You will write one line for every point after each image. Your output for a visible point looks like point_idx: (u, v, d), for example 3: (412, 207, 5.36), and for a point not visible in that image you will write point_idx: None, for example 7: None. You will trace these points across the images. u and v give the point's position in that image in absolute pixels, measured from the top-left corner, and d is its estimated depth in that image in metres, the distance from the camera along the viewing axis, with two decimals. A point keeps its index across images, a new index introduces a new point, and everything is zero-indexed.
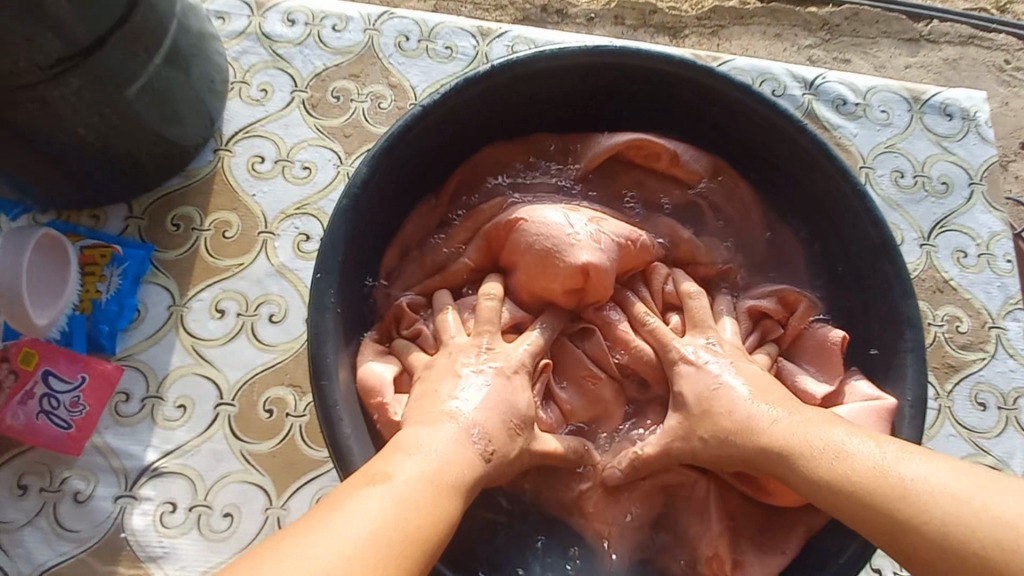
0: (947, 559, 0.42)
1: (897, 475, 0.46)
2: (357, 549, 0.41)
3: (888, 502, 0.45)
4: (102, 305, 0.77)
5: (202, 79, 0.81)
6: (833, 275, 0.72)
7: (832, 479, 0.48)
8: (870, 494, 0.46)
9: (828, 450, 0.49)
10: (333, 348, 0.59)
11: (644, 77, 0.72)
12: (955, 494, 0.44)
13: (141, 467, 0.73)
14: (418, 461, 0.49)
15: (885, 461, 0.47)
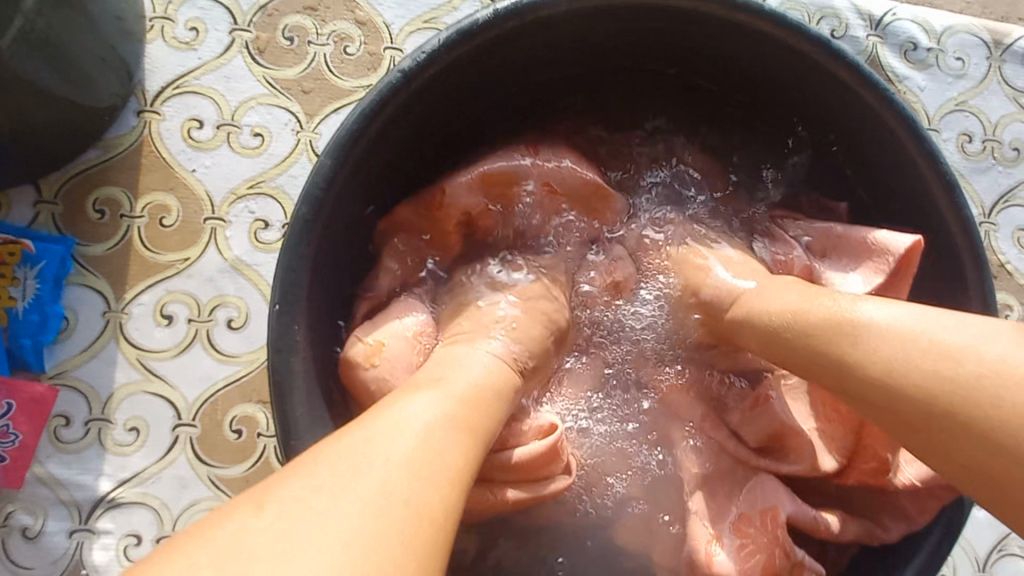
0: (894, 399, 0.37)
1: (851, 321, 0.40)
2: (417, 446, 0.36)
3: (836, 347, 0.40)
4: (20, 316, 0.64)
5: (103, 16, 0.61)
6: None
7: (797, 336, 0.43)
8: (822, 342, 0.41)
9: (793, 314, 0.44)
10: (301, 399, 0.48)
11: (691, 21, 0.55)
12: (905, 331, 0.38)
13: (95, 499, 0.64)
14: (460, 371, 0.45)
15: (842, 310, 0.41)
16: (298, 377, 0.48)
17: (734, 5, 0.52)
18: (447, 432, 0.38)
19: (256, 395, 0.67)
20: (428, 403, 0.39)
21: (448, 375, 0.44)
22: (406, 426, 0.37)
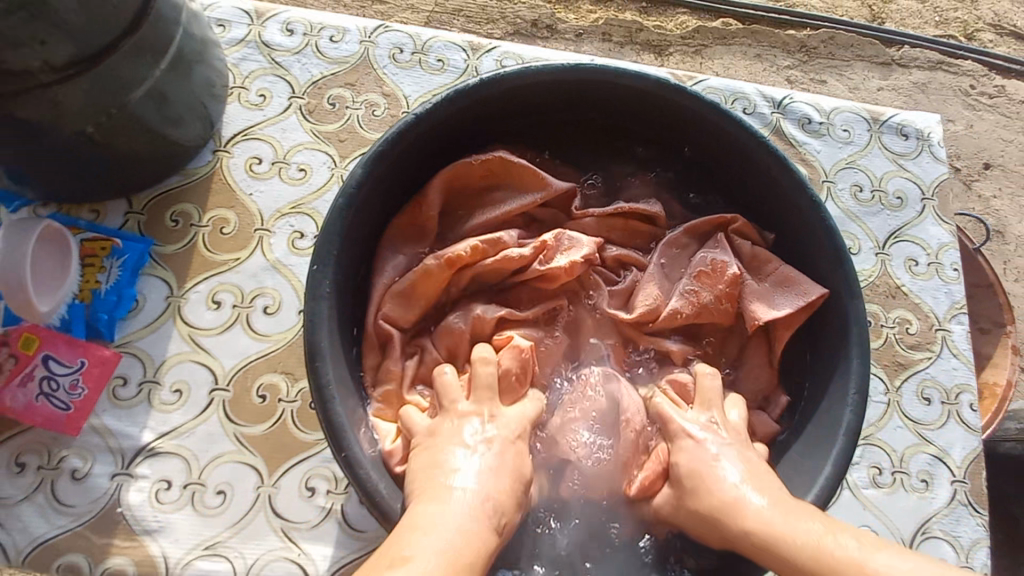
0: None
1: (871, 568, 0.50)
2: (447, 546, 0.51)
3: (839, 563, 0.51)
4: (102, 295, 0.81)
5: (202, 83, 0.86)
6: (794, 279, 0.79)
7: (806, 549, 0.53)
8: (827, 555, 0.52)
9: (808, 548, 0.54)
10: (325, 333, 0.64)
11: (620, 92, 0.78)
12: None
13: (137, 447, 0.77)
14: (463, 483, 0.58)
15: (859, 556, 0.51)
16: (325, 317, 0.64)
17: (648, 80, 0.77)
18: (463, 541, 0.52)
19: (280, 367, 0.82)
20: (445, 519, 0.54)
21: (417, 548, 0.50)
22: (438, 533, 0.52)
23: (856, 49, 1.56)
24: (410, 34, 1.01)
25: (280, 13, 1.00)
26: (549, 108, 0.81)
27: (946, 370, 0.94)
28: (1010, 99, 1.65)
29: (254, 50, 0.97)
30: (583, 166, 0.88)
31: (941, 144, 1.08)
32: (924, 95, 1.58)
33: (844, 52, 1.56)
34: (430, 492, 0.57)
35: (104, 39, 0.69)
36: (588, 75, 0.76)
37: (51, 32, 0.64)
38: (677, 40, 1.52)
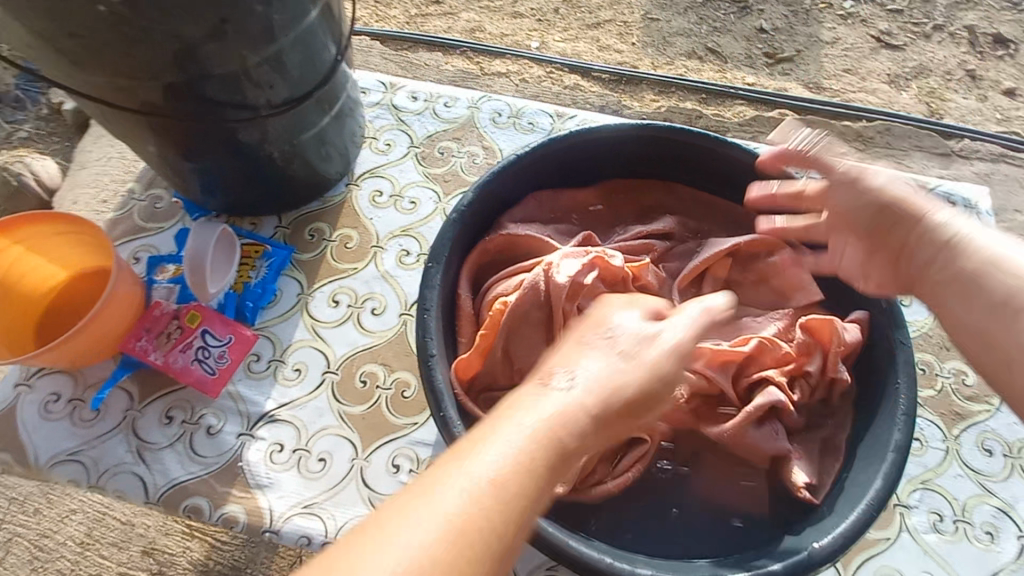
0: None
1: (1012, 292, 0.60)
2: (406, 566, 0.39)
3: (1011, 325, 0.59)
4: (251, 287, 1.00)
5: (349, 130, 1.09)
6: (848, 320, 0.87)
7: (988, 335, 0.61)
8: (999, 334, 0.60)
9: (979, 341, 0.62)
10: (433, 315, 0.78)
11: (677, 148, 0.95)
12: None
13: (260, 413, 0.91)
14: (457, 482, 0.43)
15: (981, 271, 0.63)
16: (433, 302, 0.78)
17: (702, 138, 0.93)
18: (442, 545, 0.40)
19: (380, 358, 0.97)
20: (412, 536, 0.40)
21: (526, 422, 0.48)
22: (410, 543, 0.40)
23: (913, 140, 1.78)
24: (508, 103, 1.24)
25: (408, 84, 1.25)
26: (617, 160, 0.99)
27: (1007, 425, 0.94)
28: None
29: (386, 110, 1.22)
30: (647, 205, 1.01)
31: (989, 213, 1.15)
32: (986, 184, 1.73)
33: (902, 142, 1.79)
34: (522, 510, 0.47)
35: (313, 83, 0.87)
36: (650, 132, 0.94)
37: (276, 78, 0.82)
38: (735, 127, 1.79)
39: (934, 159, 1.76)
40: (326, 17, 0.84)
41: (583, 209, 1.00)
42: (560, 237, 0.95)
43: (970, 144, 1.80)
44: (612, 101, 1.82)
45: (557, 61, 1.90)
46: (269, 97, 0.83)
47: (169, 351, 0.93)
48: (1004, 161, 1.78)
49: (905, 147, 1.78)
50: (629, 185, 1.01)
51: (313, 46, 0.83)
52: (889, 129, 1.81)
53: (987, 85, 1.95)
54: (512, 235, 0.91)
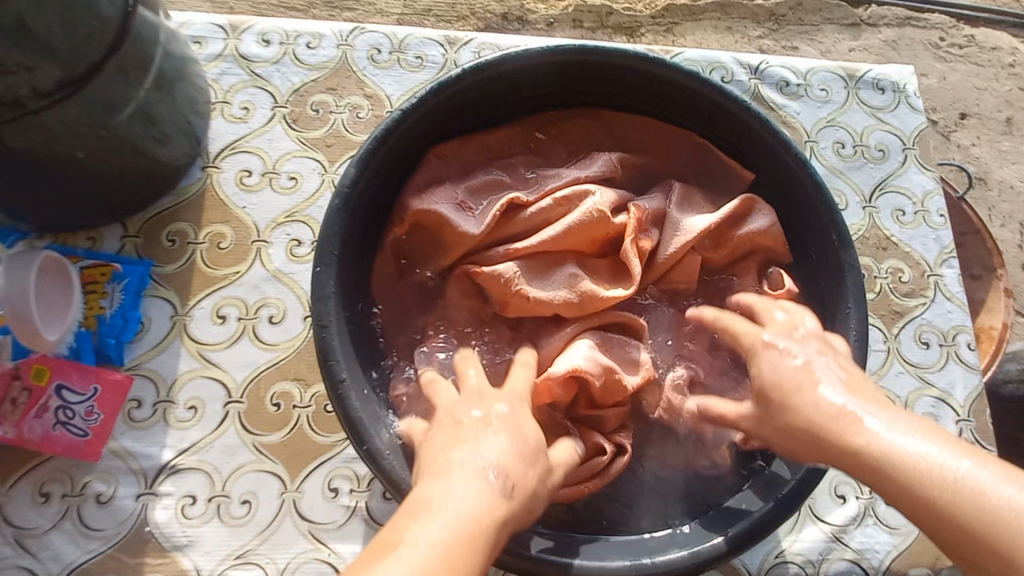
0: (889, 488, 0.49)
1: (862, 427, 0.52)
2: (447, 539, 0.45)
3: (844, 441, 0.52)
4: (107, 320, 0.81)
5: (186, 99, 0.86)
6: (799, 247, 0.79)
7: (808, 420, 0.55)
8: (833, 432, 0.53)
9: (820, 403, 0.55)
10: (336, 333, 0.64)
11: (598, 70, 0.79)
12: (920, 455, 0.49)
13: (158, 466, 0.78)
14: (469, 455, 0.52)
15: (852, 410, 0.53)
16: (332, 316, 0.64)
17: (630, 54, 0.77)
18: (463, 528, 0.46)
19: (291, 374, 0.83)
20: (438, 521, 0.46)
21: (462, 467, 0.51)
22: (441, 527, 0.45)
23: (825, 13, 1.73)
24: (387, 34, 1.01)
25: (254, 24, 1.00)
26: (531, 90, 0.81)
27: (942, 314, 0.95)
28: (982, 47, 1.83)
29: (233, 64, 0.97)
30: (572, 138, 0.86)
31: (918, 94, 1.08)
32: (895, 52, 1.75)
33: (815, 16, 1.73)
34: (438, 465, 0.52)
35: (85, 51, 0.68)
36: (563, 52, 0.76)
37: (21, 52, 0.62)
38: (648, 21, 1.65)
39: (839, 32, 1.72)
40: None
41: (505, 161, 0.83)
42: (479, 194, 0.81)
43: (875, 11, 1.78)
44: (514, 7, 1.61)
45: None
46: (32, 83, 0.66)
47: (19, 421, 0.76)
48: (909, 25, 1.79)
49: (816, 22, 1.72)
50: (551, 124, 0.85)
51: None
52: (801, 4, 1.73)
53: None
54: (427, 207, 0.76)
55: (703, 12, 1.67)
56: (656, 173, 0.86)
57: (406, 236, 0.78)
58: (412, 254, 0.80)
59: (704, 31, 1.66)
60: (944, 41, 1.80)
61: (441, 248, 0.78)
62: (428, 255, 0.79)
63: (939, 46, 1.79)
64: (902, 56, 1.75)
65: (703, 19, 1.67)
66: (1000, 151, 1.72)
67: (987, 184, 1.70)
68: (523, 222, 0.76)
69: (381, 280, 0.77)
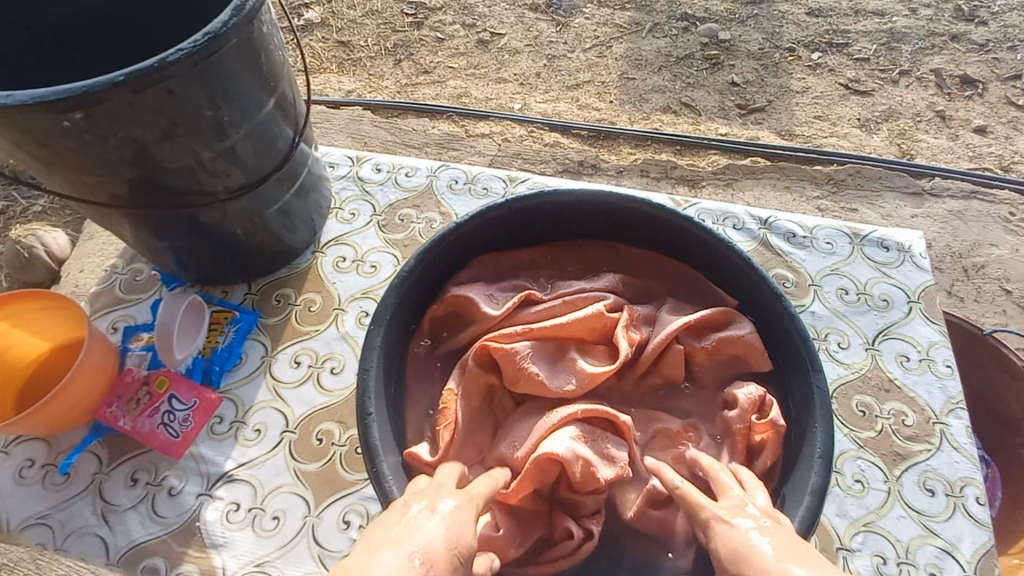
0: None
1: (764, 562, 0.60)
2: None
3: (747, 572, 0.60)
4: (218, 351, 1.07)
5: (313, 203, 1.19)
6: (779, 369, 0.90)
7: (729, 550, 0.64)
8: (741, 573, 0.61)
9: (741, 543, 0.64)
10: (373, 376, 0.83)
11: (611, 210, 1.01)
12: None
13: (219, 473, 0.96)
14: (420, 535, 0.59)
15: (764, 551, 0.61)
16: (374, 362, 0.84)
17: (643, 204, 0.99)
18: None
19: (336, 416, 1.02)
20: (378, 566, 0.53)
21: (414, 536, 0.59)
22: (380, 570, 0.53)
23: (885, 181, 1.90)
24: (464, 170, 1.34)
25: (373, 158, 1.37)
26: (561, 220, 1.05)
27: (949, 464, 0.95)
28: None
29: (351, 182, 1.33)
30: (589, 258, 1.08)
31: (922, 255, 1.19)
32: (961, 222, 1.85)
33: (874, 183, 1.90)
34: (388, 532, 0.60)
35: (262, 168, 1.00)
36: (587, 196, 1.00)
37: (227, 165, 0.94)
38: (709, 175, 1.90)
39: (906, 200, 1.87)
40: (279, 110, 0.99)
41: (531, 269, 1.07)
42: (507, 289, 1.03)
43: (942, 183, 1.92)
44: (589, 156, 1.95)
45: (538, 121, 2.04)
46: (225, 183, 0.96)
47: (137, 416, 0.99)
48: (974, 198, 1.90)
49: (879, 189, 1.88)
50: (575, 245, 1.09)
51: (266, 137, 0.98)
52: (859, 171, 1.91)
53: (957, 125, 2.08)
54: (463, 294, 0.98)
55: (762, 172, 1.91)
56: (655, 293, 1.04)
57: (444, 315, 1.00)
58: (446, 329, 1.01)
59: (762, 187, 1.87)
60: (1016, 216, 1.87)
61: (468, 328, 0.98)
62: (458, 331, 1.00)
63: (1009, 220, 1.86)
64: (972, 226, 1.85)
65: (762, 178, 1.90)
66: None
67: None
68: (537, 311, 0.96)
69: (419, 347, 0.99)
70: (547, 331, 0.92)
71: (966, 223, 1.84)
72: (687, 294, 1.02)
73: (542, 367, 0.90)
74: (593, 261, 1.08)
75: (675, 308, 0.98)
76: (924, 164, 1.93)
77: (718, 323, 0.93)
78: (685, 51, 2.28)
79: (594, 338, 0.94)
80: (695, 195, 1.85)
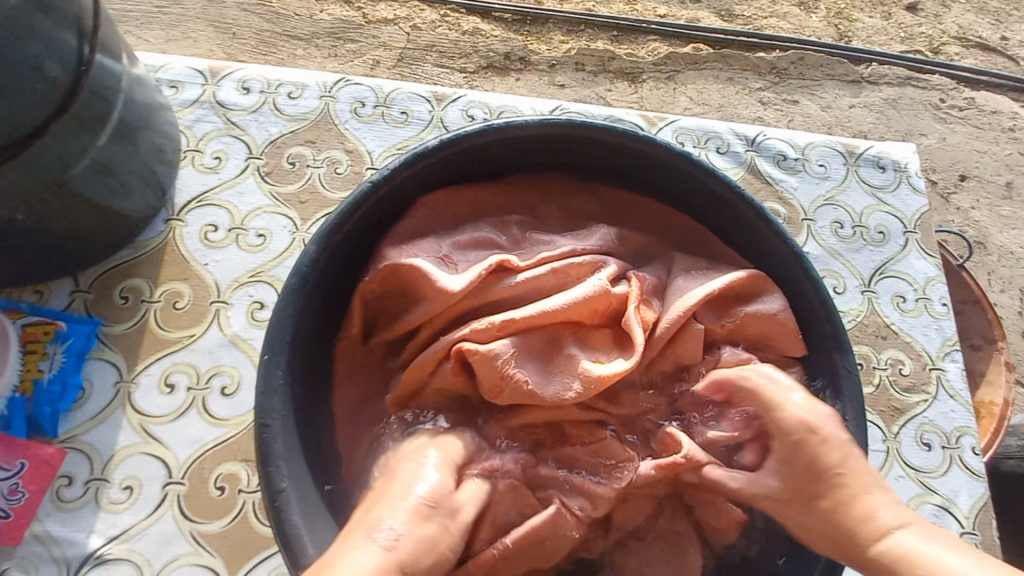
0: None
1: None
2: None
3: None
4: (44, 386, 0.74)
5: (150, 149, 0.81)
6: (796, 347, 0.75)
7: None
8: None
9: None
10: (280, 432, 0.57)
11: (587, 145, 0.74)
12: None
13: (83, 555, 0.70)
14: None
15: None
16: (279, 411, 0.58)
17: (650, 142, 0.73)
18: None
19: (240, 454, 0.76)
20: None
21: None
22: None
23: (825, 69, 1.72)
24: (373, 87, 0.98)
25: (235, 70, 0.96)
26: (546, 152, 0.77)
27: (944, 414, 0.90)
28: (981, 109, 1.81)
29: (209, 110, 0.93)
30: (563, 200, 0.81)
31: (919, 175, 1.05)
32: (893, 110, 1.73)
33: (814, 71, 1.72)
34: None
35: (33, 115, 0.63)
36: (570, 127, 0.72)
37: None
38: (650, 67, 1.62)
39: (839, 88, 1.71)
40: (29, 7, 0.59)
41: (492, 217, 0.77)
42: (463, 250, 0.74)
43: (877, 68, 1.77)
44: (517, 47, 1.58)
45: (451, 1, 1.60)
46: None
47: None
48: (905, 84, 1.77)
49: (816, 77, 1.71)
50: (553, 183, 0.81)
51: (19, 55, 0.59)
52: (801, 59, 1.72)
53: (890, 2, 1.91)
54: (405, 263, 0.68)
55: (703, 62, 1.65)
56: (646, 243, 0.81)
57: (375, 298, 0.71)
58: (381, 310, 0.72)
59: (704, 79, 1.64)
60: (943, 102, 1.78)
61: (413, 309, 0.70)
62: (398, 314, 0.71)
63: (937, 107, 1.77)
64: (897, 116, 1.71)
65: (702, 68, 1.65)
66: (1000, 215, 1.73)
67: (986, 248, 1.71)
68: (515, 287, 0.69)
69: (343, 347, 0.70)
70: (534, 319, 0.66)
71: (894, 112, 1.71)
72: (689, 245, 0.80)
73: (531, 370, 0.65)
74: (569, 203, 0.81)
75: (687, 270, 0.77)
76: (855, 49, 1.76)
77: (748, 290, 0.73)
78: None
79: (593, 322, 0.70)
80: (640, 97, 1.59)
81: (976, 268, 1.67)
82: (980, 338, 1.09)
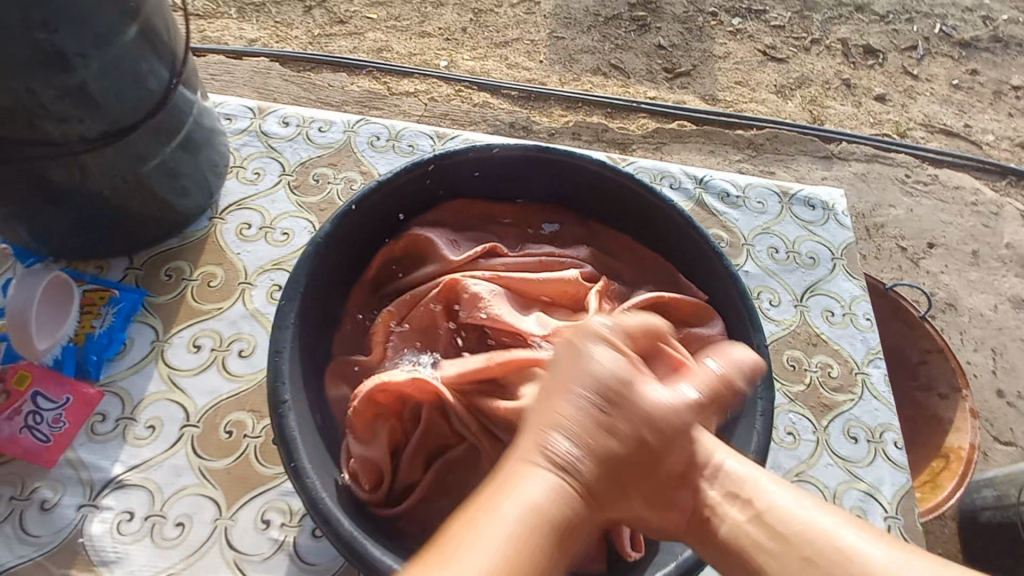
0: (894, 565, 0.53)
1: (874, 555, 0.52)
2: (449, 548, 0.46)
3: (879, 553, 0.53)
4: (94, 338, 0.90)
5: (207, 161, 1.02)
6: None
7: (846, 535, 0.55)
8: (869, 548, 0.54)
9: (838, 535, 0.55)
10: (288, 358, 0.72)
11: (552, 166, 0.94)
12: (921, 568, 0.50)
13: (106, 479, 0.82)
14: None
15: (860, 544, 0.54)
16: (287, 342, 0.73)
17: (600, 164, 0.93)
18: None
19: (248, 405, 0.89)
20: None
21: None
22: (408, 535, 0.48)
23: (799, 146, 1.95)
24: (386, 126, 1.20)
25: (278, 109, 1.19)
26: (540, 185, 0.97)
27: (869, 411, 1.01)
28: (944, 185, 1.98)
29: (253, 138, 1.15)
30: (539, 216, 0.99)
31: (845, 213, 1.23)
32: (865, 183, 1.93)
33: (789, 147, 1.95)
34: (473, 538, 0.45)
35: (131, 114, 0.85)
36: (536, 151, 0.93)
37: (87, 111, 0.80)
38: (639, 138, 1.87)
39: (816, 163, 1.93)
40: (144, 41, 0.82)
41: (481, 226, 0.96)
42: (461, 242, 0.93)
43: (847, 147, 2.00)
44: (520, 117, 1.85)
45: (465, 79, 1.90)
46: (79, 133, 0.81)
47: None
48: (875, 160, 1.99)
49: (793, 153, 1.94)
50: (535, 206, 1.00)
51: (130, 72, 0.82)
52: (776, 136, 1.96)
53: (861, 93, 2.17)
54: (423, 237, 0.89)
55: (687, 137, 1.90)
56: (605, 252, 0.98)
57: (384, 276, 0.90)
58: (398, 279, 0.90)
59: (688, 151, 1.87)
60: (910, 177, 1.97)
61: (423, 272, 0.88)
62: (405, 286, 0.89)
63: (905, 181, 1.96)
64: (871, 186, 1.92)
65: (687, 142, 1.90)
66: (968, 280, 1.84)
67: (958, 309, 1.79)
68: (506, 263, 0.88)
69: (350, 312, 0.86)
70: (514, 281, 0.84)
71: (868, 185, 1.92)
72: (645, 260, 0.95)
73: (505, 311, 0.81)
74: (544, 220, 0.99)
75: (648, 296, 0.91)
76: (828, 131, 1.99)
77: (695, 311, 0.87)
78: (613, 11, 2.22)
79: (563, 301, 0.86)
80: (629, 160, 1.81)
81: (945, 326, 1.74)
82: (946, 386, 1.21)
